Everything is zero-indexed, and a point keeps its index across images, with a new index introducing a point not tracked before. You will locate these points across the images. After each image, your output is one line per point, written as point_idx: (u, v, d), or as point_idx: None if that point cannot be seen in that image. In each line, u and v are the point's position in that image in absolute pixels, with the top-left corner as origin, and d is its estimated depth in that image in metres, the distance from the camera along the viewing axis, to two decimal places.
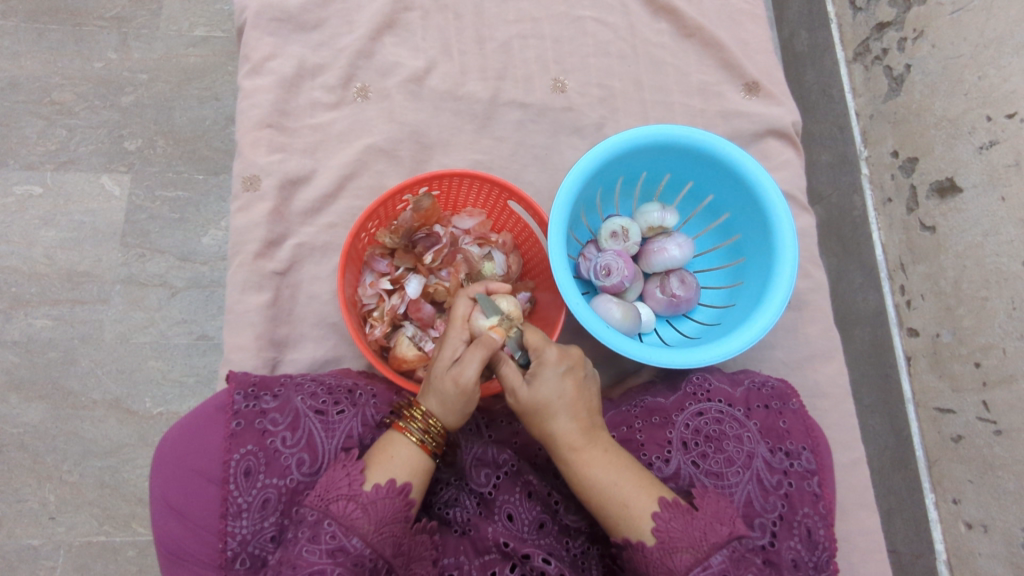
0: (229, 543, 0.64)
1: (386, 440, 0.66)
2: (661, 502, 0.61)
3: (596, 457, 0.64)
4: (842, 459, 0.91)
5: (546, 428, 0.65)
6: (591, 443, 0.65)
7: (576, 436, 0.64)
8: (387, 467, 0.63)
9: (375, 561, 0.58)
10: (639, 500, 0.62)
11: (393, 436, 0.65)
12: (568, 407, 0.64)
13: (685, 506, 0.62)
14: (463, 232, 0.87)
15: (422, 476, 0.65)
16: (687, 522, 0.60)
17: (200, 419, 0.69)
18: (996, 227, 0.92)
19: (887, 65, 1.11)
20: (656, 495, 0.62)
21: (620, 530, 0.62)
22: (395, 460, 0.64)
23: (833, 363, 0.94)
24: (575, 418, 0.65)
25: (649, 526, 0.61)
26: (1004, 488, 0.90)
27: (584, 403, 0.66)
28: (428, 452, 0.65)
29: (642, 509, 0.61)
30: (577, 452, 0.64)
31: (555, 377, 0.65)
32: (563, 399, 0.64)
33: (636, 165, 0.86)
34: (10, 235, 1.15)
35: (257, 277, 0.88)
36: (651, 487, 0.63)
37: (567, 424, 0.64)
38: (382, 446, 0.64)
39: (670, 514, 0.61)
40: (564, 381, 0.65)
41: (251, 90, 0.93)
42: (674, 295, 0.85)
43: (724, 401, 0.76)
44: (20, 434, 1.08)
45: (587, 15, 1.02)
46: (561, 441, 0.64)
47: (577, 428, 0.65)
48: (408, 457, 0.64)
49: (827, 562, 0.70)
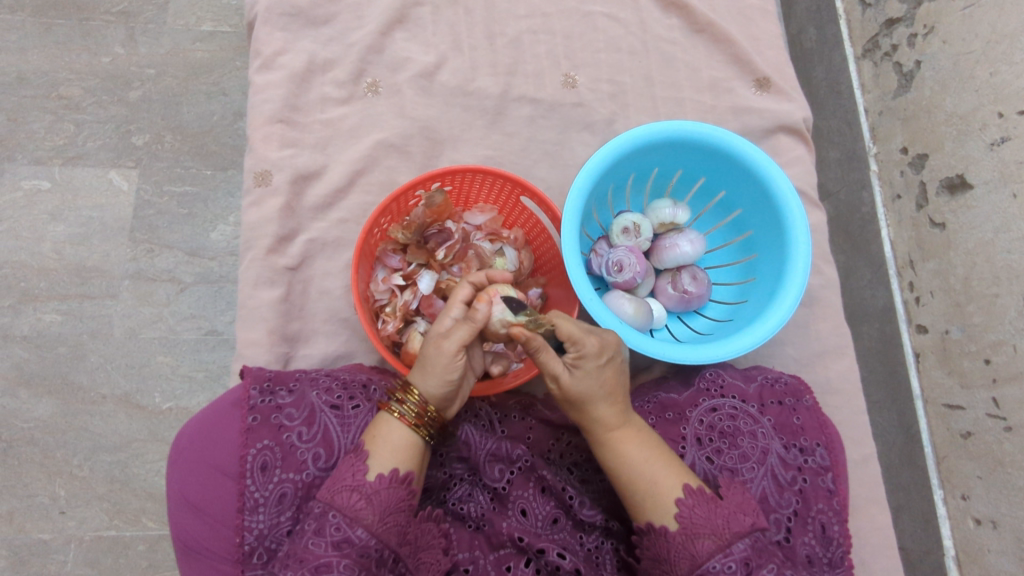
0: (246, 537, 0.64)
1: (377, 424, 0.65)
2: (686, 489, 0.62)
3: (631, 440, 0.65)
4: (854, 455, 0.91)
5: (589, 414, 0.65)
6: (627, 422, 0.66)
7: (615, 417, 0.66)
8: (382, 452, 0.62)
9: (381, 551, 0.59)
10: (667, 482, 0.63)
11: (380, 417, 0.65)
12: (606, 395, 0.65)
13: (710, 494, 0.62)
14: (475, 227, 0.87)
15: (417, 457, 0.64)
16: (711, 510, 0.61)
17: (217, 413, 0.69)
18: (1008, 224, 0.92)
19: (897, 61, 1.11)
20: (681, 481, 0.63)
21: (644, 514, 0.63)
22: (381, 439, 0.63)
23: (844, 359, 0.94)
24: (613, 404, 0.66)
25: (673, 511, 0.61)
26: (1014, 485, 0.90)
27: (620, 385, 0.66)
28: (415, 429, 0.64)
29: (669, 488, 0.62)
30: (613, 434, 0.65)
31: (596, 371, 0.64)
32: (602, 387, 0.65)
33: (647, 160, 0.86)
34: (18, 230, 1.15)
35: (269, 272, 0.88)
36: (679, 472, 0.64)
37: (607, 408, 0.65)
38: (371, 430, 0.64)
39: (694, 501, 0.61)
40: (603, 372, 0.65)
41: (262, 85, 0.93)
42: (685, 291, 0.85)
43: (738, 397, 0.76)
44: (30, 429, 1.08)
45: (597, 10, 1.02)
46: (600, 423, 0.65)
47: (615, 411, 0.66)
48: (392, 436, 0.63)
49: (842, 558, 0.71)
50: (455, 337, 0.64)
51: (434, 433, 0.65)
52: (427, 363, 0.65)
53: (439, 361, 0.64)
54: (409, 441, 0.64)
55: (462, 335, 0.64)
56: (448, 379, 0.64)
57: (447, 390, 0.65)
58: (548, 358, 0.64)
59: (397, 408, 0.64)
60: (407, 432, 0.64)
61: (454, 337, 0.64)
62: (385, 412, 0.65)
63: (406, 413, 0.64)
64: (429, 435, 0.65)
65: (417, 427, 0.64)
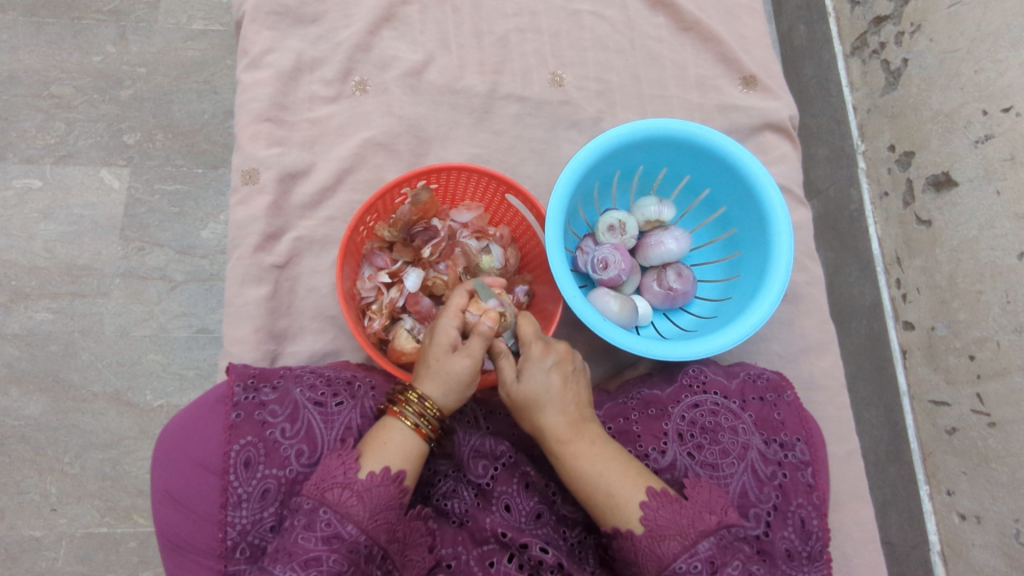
0: (229, 533, 0.64)
1: (381, 429, 0.66)
2: (649, 492, 0.63)
3: (584, 450, 0.65)
4: (837, 450, 0.92)
5: (539, 421, 0.66)
6: (578, 435, 0.66)
7: (564, 429, 0.66)
8: (378, 454, 0.63)
9: (370, 548, 0.59)
10: (627, 489, 0.63)
11: (388, 422, 0.66)
12: (556, 400, 0.66)
13: (673, 496, 0.63)
14: (462, 225, 0.88)
15: (417, 460, 0.65)
16: (675, 511, 0.61)
17: (201, 410, 0.69)
18: (991, 221, 0.93)
19: (885, 59, 1.11)
20: (643, 485, 0.63)
21: (609, 519, 0.63)
22: (391, 443, 0.64)
23: (828, 356, 0.94)
24: (563, 412, 0.66)
25: (637, 515, 0.62)
26: (997, 481, 0.91)
27: (571, 393, 0.67)
28: (423, 436, 0.66)
29: (630, 492, 0.63)
30: (560, 447, 0.66)
31: (542, 371, 0.66)
32: (551, 393, 0.66)
33: (632, 159, 0.87)
34: (10, 228, 1.16)
35: (257, 270, 0.88)
36: (639, 477, 0.64)
37: (556, 417, 0.66)
38: (376, 433, 0.65)
39: (657, 504, 0.62)
40: (550, 374, 0.66)
41: (250, 84, 0.93)
42: (671, 288, 0.85)
43: (720, 393, 0.77)
44: (21, 427, 1.09)
45: (585, 9, 1.03)
46: (550, 433, 0.66)
47: (565, 422, 0.66)
48: (403, 442, 0.65)
49: (821, 552, 0.72)
50: (473, 352, 0.66)
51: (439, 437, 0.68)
52: (446, 379, 0.66)
53: (459, 375, 0.66)
54: (415, 447, 0.65)
55: (480, 350, 0.66)
56: (466, 391, 0.68)
57: (462, 398, 0.68)
58: (504, 364, 0.67)
59: (411, 418, 0.65)
60: (416, 439, 0.65)
61: (470, 356, 0.66)
62: (396, 420, 0.66)
63: (423, 424, 0.65)
64: (432, 440, 0.67)
65: (428, 437, 0.66)
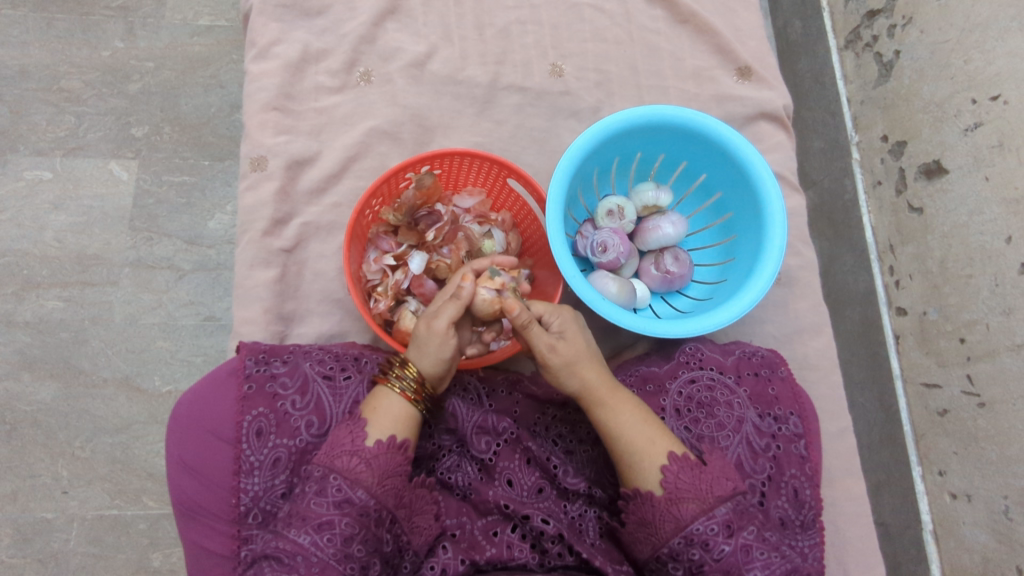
0: (242, 499, 0.67)
1: (376, 397, 0.68)
2: (671, 456, 0.65)
3: (623, 406, 0.69)
4: (830, 428, 0.94)
5: (584, 377, 0.69)
6: (616, 390, 0.70)
7: (604, 386, 0.70)
8: (381, 421, 0.66)
9: (380, 512, 0.62)
10: (654, 450, 0.66)
11: (379, 391, 0.68)
12: (590, 356, 0.70)
13: (694, 461, 0.65)
14: (464, 211, 0.91)
15: (411, 423, 0.68)
16: (694, 476, 0.64)
17: (212, 382, 0.72)
18: (980, 207, 0.95)
19: (877, 52, 1.14)
20: (666, 449, 0.66)
21: (632, 480, 0.66)
22: (381, 410, 0.66)
23: (821, 338, 0.97)
24: (599, 370, 0.70)
25: (658, 478, 0.65)
26: (988, 459, 0.94)
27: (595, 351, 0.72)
28: (411, 402, 0.68)
29: (657, 451, 0.66)
30: (607, 396, 0.69)
31: (574, 331, 0.70)
32: (585, 353, 0.70)
33: (630, 145, 0.89)
34: (21, 219, 1.18)
35: (266, 254, 0.91)
36: (666, 439, 0.67)
37: (594, 372, 0.69)
38: (371, 402, 0.67)
39: (678, 467, 0.65)
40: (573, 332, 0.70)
41: (257, 75, 0.95)
42: (668, 271, 0.88)
43: (716, 369, 0.80)
44: (33, 412, 1.11)
45: (584, 2, 1.05)
46: (591, 391, 0.69)
47: (602, 375, 0.70)
48: (392, 407, 0.67)
49: (813, 521, 0.74)
50: (444, 317, 0.67)
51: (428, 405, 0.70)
52: (421, 343, 0.68)
53: (432, 340, 0.67)
54: (408, 413, 0.67)
55: (451, 312, 0.67)
56: (443, 356, 0.68)
57: (442, 368, 0.69)
58: (533, 333, 0.68)
59: (397, 384, 0.68)
60: (405, 403, 0.67)
61: (444, 316, 0.67)
62: (385, 387, 0.68)
63: (406, 388, 0.68)
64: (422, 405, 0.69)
65: (417, 402, 0.68)
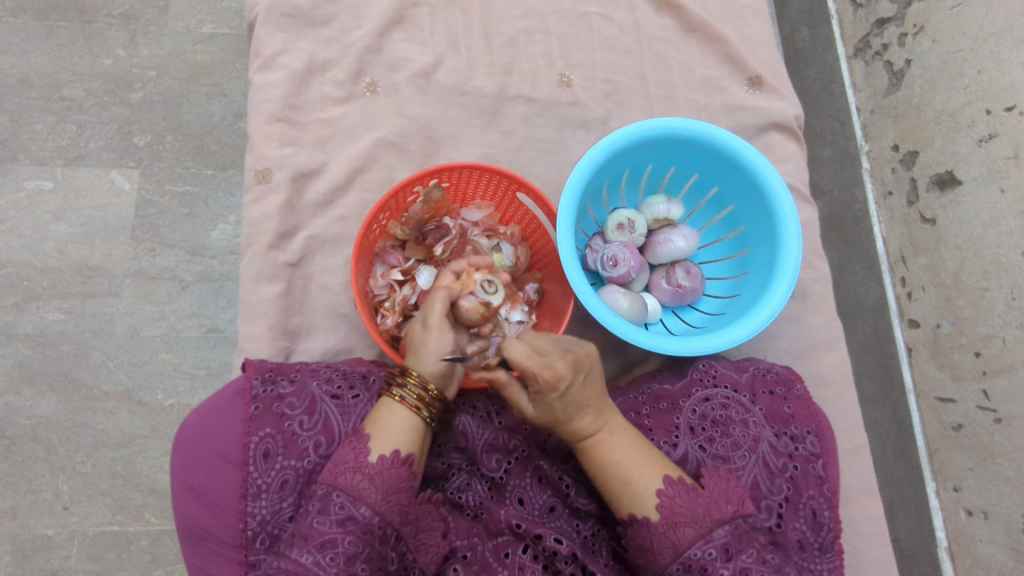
0: (249, 523, 0.66)
1: (378, 410, 0.67)
2: (666, 480, 0.64)
3: (611, 437, 0.68)
4: (845, 445, 0.93)
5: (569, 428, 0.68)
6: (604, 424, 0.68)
7: (593, 423, 0.68)
8: (383, 434, 0.64)
9: (384, 529, 0.61)
10: (646, 475, 0.65)
11: (381, 404, 0.68)
12: (577, 410, 0.66)
13: (691, 485, 0.64)
14: (472, 224, 0.89)
15: (416, 436, 0.66)
16: (691, 499, 0.63)
17: (218, 403, 0.70)
18: (996, 219, 0.94)
19: (887, 61, 1.12)
20: (660, 473, 0.65)
21: (625, 506, 0.65)
22: (382, 423, 0.65)
23: (835, 353, 0.95)
24: (590, 417, 0.68)
25: (654, 503, 0.63)
26: (1004, 476, 0.92)
27: (591, 396, 0.67)
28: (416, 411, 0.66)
29: (650, 478, 0.65)
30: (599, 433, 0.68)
31: (558, 401, 0.65)
32: (573, 408, 0.66)
33: (640, 157, 0.88)
34: (22, 230, 1.16)
35: (270, 268, 0.89)
36: (659, 464, 0.66)
37: (582, 421, 0.67)
38: (373, 414, 0.66)
39: (673, 491, 0.63)
40: (566, 402, 0.65)
41: (262, 85, 0.94)
42: (679, 285, 0.86)
43: (730, 387, 0.78)
44: (33, 426, 1.09)
45: (592, 11, 1.04)
46: (577, 432, 0.68)
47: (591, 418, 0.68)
48: (394, 418, 0.66)
49: (832, 543, 0.72)
50: (434, 311, 0.70)
51: (435, 415, 0.68)
52: (418, 345, 0.69)
53: (428, 338, 0.68)
54: (410, 424, 0.66)
55: (440, 305, 0.70)
56: (444, 353, 0.68)
57: (445, 367, 0.68)
58: (514, 393, 0.67)
59: (398, 393, 0.67)
60: (408, 414, 0.66)
61: (435, 312, 0.69)
62: (387, 398, 0.68)
63: (408, 395, 0.66)
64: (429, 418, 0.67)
65: (420, 410, 0.66)
